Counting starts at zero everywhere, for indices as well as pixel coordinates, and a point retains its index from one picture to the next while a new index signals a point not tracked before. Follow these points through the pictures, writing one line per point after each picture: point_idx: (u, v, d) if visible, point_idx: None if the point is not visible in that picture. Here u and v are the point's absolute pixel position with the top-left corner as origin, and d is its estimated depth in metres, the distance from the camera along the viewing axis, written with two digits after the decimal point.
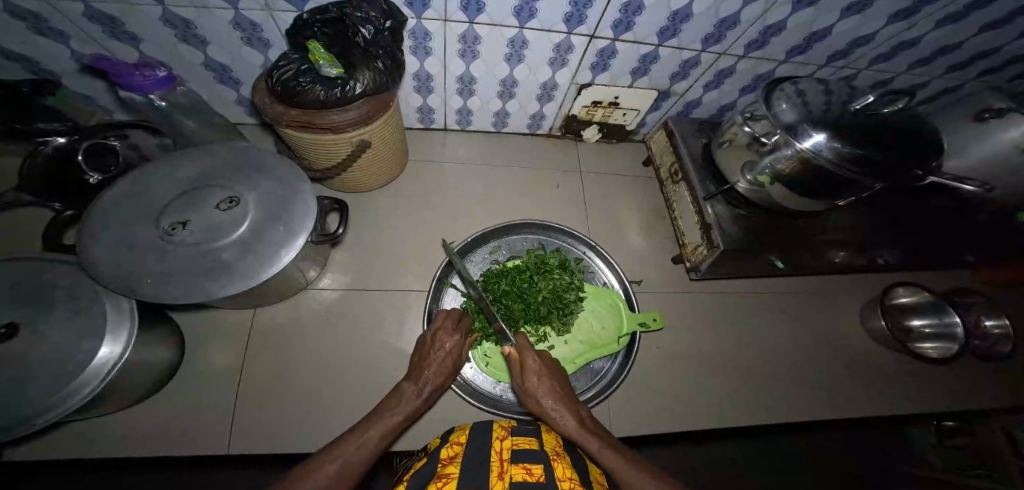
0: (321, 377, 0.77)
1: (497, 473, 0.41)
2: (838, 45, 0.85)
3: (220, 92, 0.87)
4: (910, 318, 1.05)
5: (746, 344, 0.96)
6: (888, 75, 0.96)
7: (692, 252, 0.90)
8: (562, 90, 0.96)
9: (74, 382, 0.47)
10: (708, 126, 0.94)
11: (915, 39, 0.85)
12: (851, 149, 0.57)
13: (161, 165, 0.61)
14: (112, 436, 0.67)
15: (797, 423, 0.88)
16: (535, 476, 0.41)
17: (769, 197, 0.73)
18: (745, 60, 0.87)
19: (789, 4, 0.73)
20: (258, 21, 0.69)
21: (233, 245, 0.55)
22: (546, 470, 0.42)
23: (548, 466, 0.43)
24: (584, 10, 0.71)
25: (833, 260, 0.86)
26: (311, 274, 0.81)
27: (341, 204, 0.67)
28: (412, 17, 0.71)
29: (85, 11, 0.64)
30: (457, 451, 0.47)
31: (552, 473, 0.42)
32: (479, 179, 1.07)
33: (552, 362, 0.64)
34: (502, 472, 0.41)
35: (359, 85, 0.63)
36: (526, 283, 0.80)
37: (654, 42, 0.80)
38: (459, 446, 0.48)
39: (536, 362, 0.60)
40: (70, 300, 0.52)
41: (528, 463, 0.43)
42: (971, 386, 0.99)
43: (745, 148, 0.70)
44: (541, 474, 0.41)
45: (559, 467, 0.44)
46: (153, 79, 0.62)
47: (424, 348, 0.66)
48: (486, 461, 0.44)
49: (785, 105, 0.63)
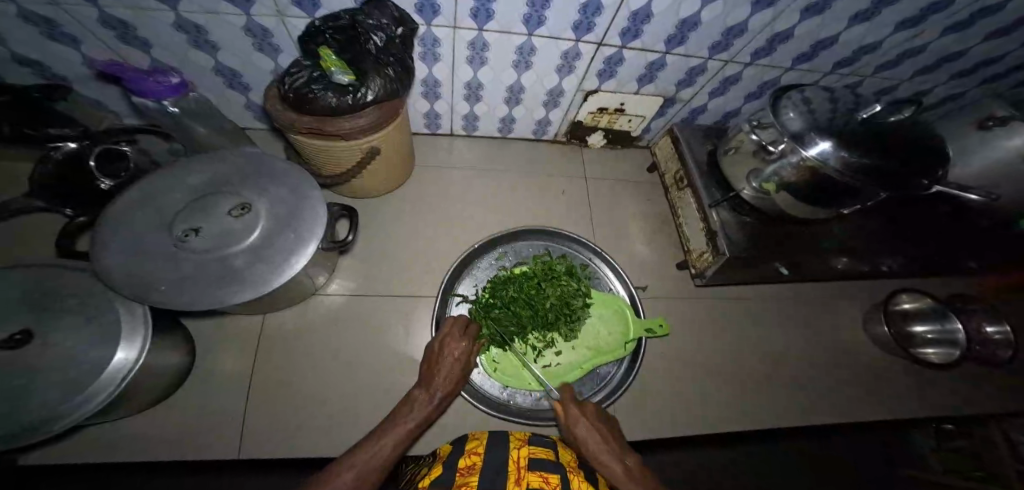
0: (329, 382, 0.77)
1: (515, 480, 0.42)
2: (842, 54, 0.85)
3: (229, 97, 0.88)
4: (912, 324, 1.06)
5: (751, 350, 0.96)
6: (892, 82, 0.97)
7: (697, 259, 0.90)
8: (568, 96, 0.96)
9: (90, 386, 0.48)
10: (714, 133, 0.94)
11: (919, 48, 0.86)
12: (856, 158, 0.57)
13: (173, 171, 0.62)
14: (120, 443, 0.67)
15: (802, 429, 0.89)
16: (552, 485, 0.42)
17: (774, 205, 0.74)
18: (751, 67, 0.88)
19: (798, 12, 0.73)
20: (270, 27, 0.69)
21: (244, 252, 0.55)
22: (563, 480, 0.43)
23: (565, 477, 0.44)
24: (593, 18, 0.71)
25: (836, 266, 0.86)
26: (320, 279, 0.81)
27: (350, 211, 0.68)
28: (422, 24, 0.71)
29: (97, 16, 0.64)
30: (475, 460, 0.48)
31: (569, 485, 0.43)
32: (485, 184, 1.07)
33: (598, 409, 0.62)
34: (521, 479, 0.42)
35: (370, 92, 0.63)
36: (534, 290, 0.80)
37: (662, 50, 0.80)
38: (477, 455, 0.49)
39: (576, 407, 0.59)
40: (85, 306, 0.52)
41: (546, 472, 0.44)
42: (971, 392, 1.00)
43: (752, 156, 0.71)
44: (558, 483, 0.42)
45: (575, 480, 0.45)
46: (165, 86, 0.62)
47: (433, 353, 0.66)
48: (504, 469, 0.45)
49: (792, 113, 0.63)
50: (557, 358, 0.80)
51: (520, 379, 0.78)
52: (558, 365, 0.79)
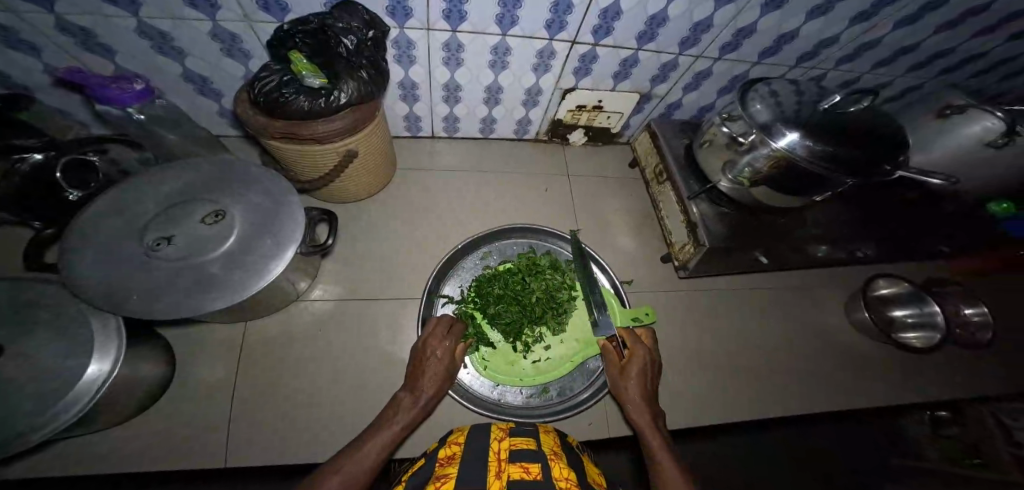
0: (314, 390, 0.76)
1: (494, 473, 0.42)
2: (806, 47, 0.88)
3: (201, 104, 0.87)
4: (892, 308, 1.08)
5: (736, 339, 0.98)
6: (855, 74, 0.99)
7: (680, 251, 0.91)
8: (546, 95, 0.97)
9: (61, 401, 0.47)
10: (689, 127, 0.96)
11: (877, 41, 0.88)
12: (822, 148, 0.59)
13: (143, 180, 0.61)
14: (96, 457, 0.65)
15: (789, 415, 0.90)
16: (533, 474, 0.42)
17: (749, 196, 0.76)
18: (720, 62, 0.90)
19: (758, 8, 0.75)
20: (238, 32, 0.69)
21: (221, 259, 0.55)
22: (543, 469, 0.43)
23: (545, 466, 0.44)
24: (564, 16, 0.72)
25: (815, 254, 0.88)
26: (302, 285, 0.80)
27: (329, 215, 0.67)
28: (395, 27, 0.71)
29: (58, 23, 0.63)
30: (455, 450, 0.48)
31: (548, 472, 0.43)
32: (468, 185, 1.07)
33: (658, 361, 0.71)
34: (500, 472, 0.43)
35: (343, 95, 0.63)
36: (520, 285, 0.81)
37: (634, 46, 0.82)
38: (458, 445, 0.50)
39: (643, 352, 0.69)
40: (54, 319, 0.51)
41: (526, 462, 0.44)
42: (952, 373, 1.02)
43: (725, 148, 0.72)
44: (538, 472, 0.42)
45: (556, 467, 0.45)
46: (129, 93, 0.61)
47: (417, 354, 0.66)
48: (484, 461, 0.45)
49: (759, 105, 0.65)
50: (546, 353, 0.81)
51: (510, 375, 0.78)
52: (548, 360, 0.80)
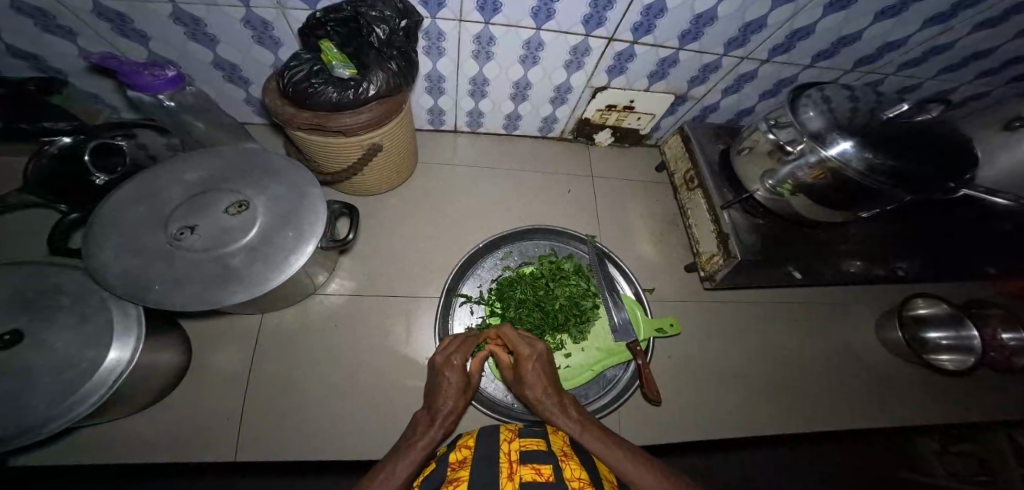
0: (327, 383, 0.75)
1: (506, 474, 0.41)
2: (866, 50, 0.82)
3: (228, 91, 0.86)
4: (925, 330, 1.02)
5: (759, 354, 0.94)
6: (913, 81, 0.94)
7: (707, 261, 0.88)
8: (576, 93, 0.94)
9: (74, 394, 0.46)
10: (725, 131, 0.92)
11: (948, 44, 0.82)
12: (881, 159, 0.55)
13: (167, 167, 0.60)
14: (111, 441, 0.65)
15: (810, 432, 0.87)
16: (545, 476, 0.40)
17: (788, 207, 0.72)
18: (767, 64, 0.85)
19: (821, 7, 0.70)
20: (270, 20, 0.67)
21: (243, 250, 0.53)
22: (555, 470, 0.41)
23: (557, 467, 0.42)
24: (604, 12, 0.69)
25: (848, 271, 0.81)
26: (320, 278, 0.79)
27: (351, 209, 0.64)
28: (427, 17, 0.69)
29: (93, 8, 0.62)
30: (465, 454, 0.47)
31: (561, 474, 0.41)
32: (487, 182, 1.05)
33: (546, 357, 0.62)
34: (512, 473, 0.41)
35: (371, 88, 0.61)
36: (543, 291, 0.80)
37: (675, 46, 0.78)
38: (468, 449, 0.48)
39: (523, 353, 0.61)
40: (77, 308, 0.50)
41: (539, 463, 0.43)
42: (982, 397, 0.97)
43: (768, 155, 0.67)
44: (551, 474, 0.40)
45: (568, 468, 0.43)
46: (162, 79, 0.60)
47: (432, 380, 0.61)
48: (495, 461, 0.44)
49: (812, 112, 0.60)
50: (565, 361, 0.78)
51: None
52: (566, 368, 0.77)
